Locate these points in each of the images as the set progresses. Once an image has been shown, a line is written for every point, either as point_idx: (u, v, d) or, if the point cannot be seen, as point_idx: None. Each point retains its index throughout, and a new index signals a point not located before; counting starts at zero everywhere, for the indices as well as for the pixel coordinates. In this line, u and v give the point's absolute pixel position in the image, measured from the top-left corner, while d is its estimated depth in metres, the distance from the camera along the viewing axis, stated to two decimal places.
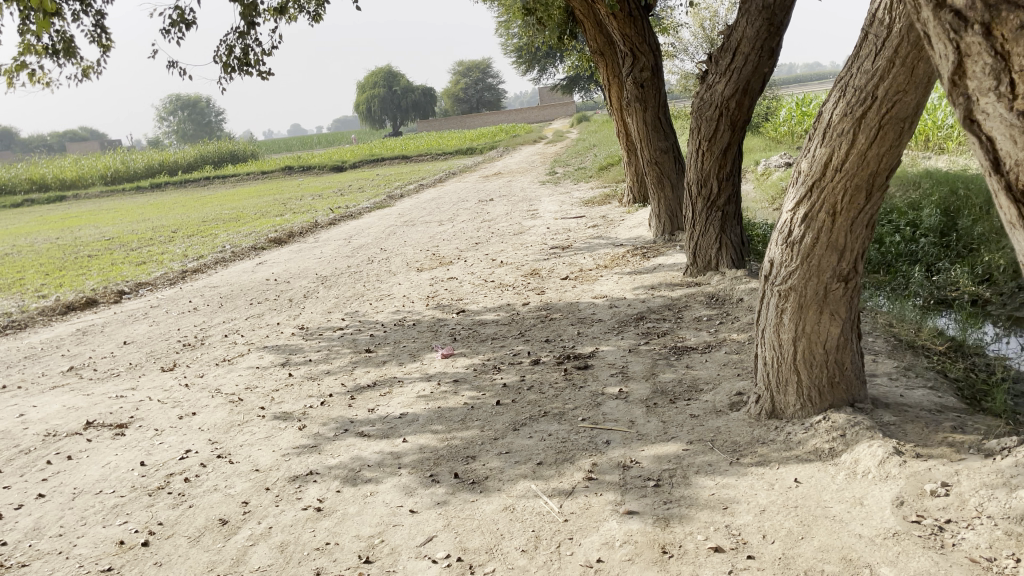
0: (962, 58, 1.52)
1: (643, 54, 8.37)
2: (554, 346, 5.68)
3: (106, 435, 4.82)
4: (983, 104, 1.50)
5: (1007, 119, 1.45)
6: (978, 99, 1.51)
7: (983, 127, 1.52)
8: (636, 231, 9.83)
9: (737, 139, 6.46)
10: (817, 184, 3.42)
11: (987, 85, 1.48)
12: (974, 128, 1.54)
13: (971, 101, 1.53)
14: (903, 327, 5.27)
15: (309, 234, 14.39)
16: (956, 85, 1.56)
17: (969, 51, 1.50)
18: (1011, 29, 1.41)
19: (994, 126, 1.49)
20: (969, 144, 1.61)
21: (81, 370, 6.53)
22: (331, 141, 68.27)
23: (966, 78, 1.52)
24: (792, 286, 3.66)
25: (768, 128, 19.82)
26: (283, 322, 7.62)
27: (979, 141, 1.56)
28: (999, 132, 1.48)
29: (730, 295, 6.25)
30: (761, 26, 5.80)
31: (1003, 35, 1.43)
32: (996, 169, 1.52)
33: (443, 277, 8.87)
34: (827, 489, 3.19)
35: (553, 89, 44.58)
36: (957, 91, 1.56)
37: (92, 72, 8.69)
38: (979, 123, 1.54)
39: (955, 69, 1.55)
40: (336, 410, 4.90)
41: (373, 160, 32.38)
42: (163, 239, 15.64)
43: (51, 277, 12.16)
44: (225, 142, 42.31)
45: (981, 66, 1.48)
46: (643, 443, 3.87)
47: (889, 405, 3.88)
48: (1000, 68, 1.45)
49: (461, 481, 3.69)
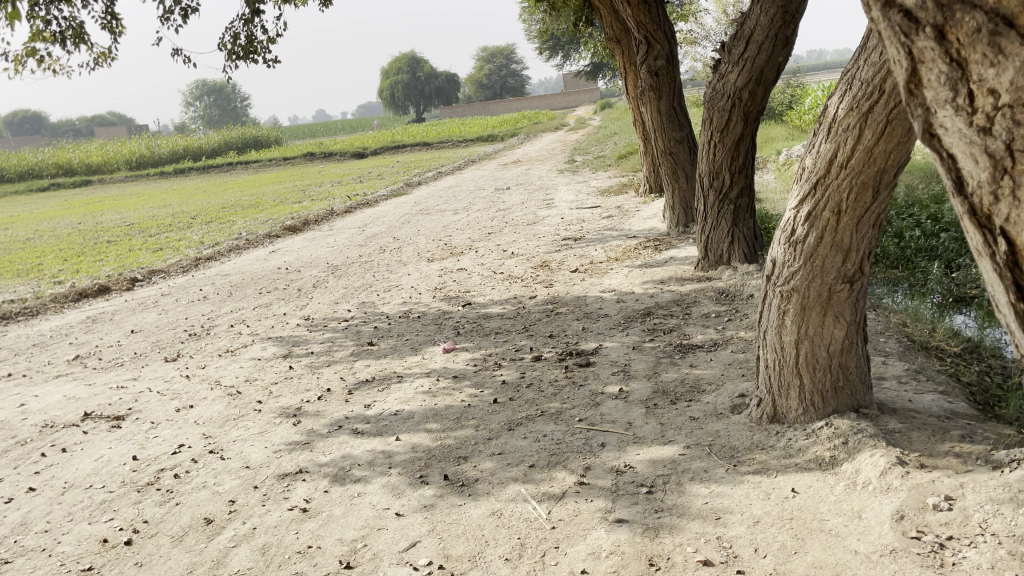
0: (915, 64, 1.31)
1: (658, 41, 8.18)
2: (558, 342, 5.58)
3: (102, 427, 4.79)
4: (940, 117, 1.31)
5: (967, 134, 1.27)
6: (935, 111, 1.31)
7: (944, 143, 1.33)
8: (651, 222, 9.68)
9: (750, 130, 6.29)
10: (821, 181, 3.27)
11: (943, 96, 1.29)
12: (934, 144, 1.35)
13: (929, 112, 1.33)
14: (916, 326, 5.10)
15: (324, 222, 14.35)
16: (913, 95, 1.35)
17: (922, 57, 1.29)
18: (967, 32, 1.21)
19: (954, 143, 1.30)
20: (936, 163, 1.40)
21: (86, 360, 6.53)
22: (354, 127, 68.45)
23: (922, 87, 1.32)
24: (795, 287, 3.52)
25: (792, 115, 19.47)
26: (289, 312, 7.58)
27: (942, 158, 1.36)
28: (960, 150, 1.30)
29: (740, 291, 6.11)
30: (775, 13, 5.59)
31: (958, 39, 1.22)
32: (960, 189, 1.33)
33: (453, 268, 8.79)
34: (824, 500, 3.07)
35: (576, 76, 44.17)
36: (913, 101, 1.36)
37: (100, 59, 8.65)
38: (940, 137, 1.35)
39: (910, 76, 1.34)
40: (333, 406, 4.83)
41: (393, 146, 32.30)
42: (181, 226, 15.70)
43: (69, 263, 12.25)
44: (249, 129, 42.46)
45: (936, 75, 1.28)
46: (640, 446, 3.77)
47: (896, 410, 3.74)
48: (957, 77, 1.25)
49: (450, 484, 3.60)
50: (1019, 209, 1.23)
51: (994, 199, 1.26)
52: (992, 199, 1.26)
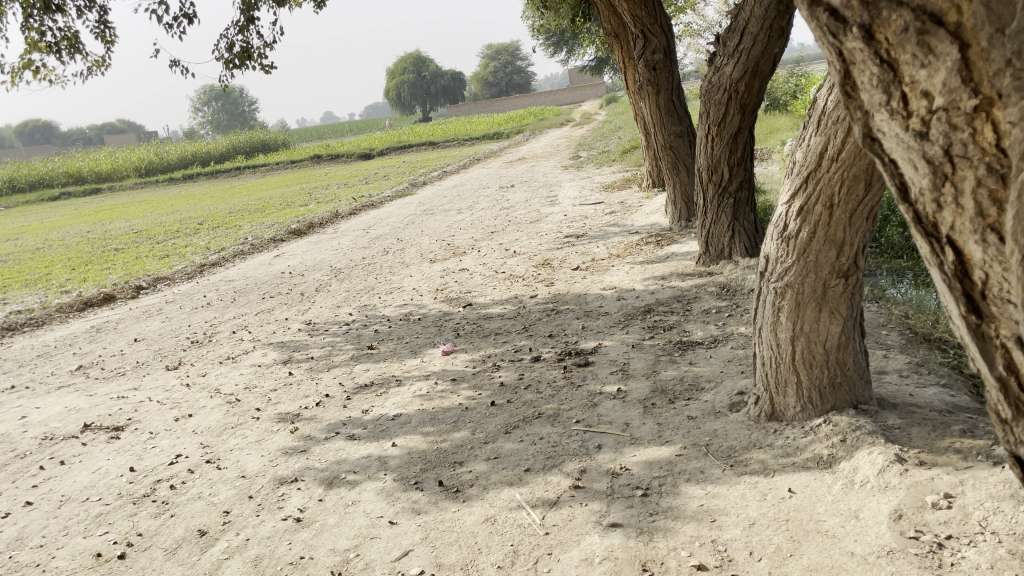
0: (849, 66, 1.40)
1: (654, 35, 8.09)
2: (557, 341, 5.53)
3: (101, 439, 4.79)
4: (878, 121, 1.40)
5: (905, 139, 1.36)
6: (873, 115, 1.40)
7: (884, 147, 1.42)
8: (653, 217, 9.61)
9: (748, 123, 6.22)
10: (812, 174, 3.22)
11: (879, 99, 1.37)
12: (875, 148, 1.44)
13: (868, 116, 1.42)
14: (919, 317, 5.02)
15: (329, 224, 14.34)
16: (850, 98, 1.44)
17: (853, 59, 1.37)
18: (895, 31, 1.28)
19: (893, 148, 1.40)
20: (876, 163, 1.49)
21: (89, 370, 6.53)
22: (361, 128, 68.51)
23: (857, 90, 1.40)
24: (789, 282, 3.46)
25: (797, 105, 19.35)
26: (291, 317, 7.57)
27: (885, 163, 1.46)
28: (900, 154, 1.39)
29: (741, 285, 6.05)
30: (769, 4, 5.48)
31: (887, 39, 1.29)
32: (905, 197, 1.43)
33: (455, 268, 8.75)
34: (822, 500, 3.01)
35: (580, 71, 44.02)
36: (852, 103, 1.44)
37: (95, 67, 8.66)
38: (880, 141, 1.44)
39: (844, 78, 1.43)
40: (331, 411, 4.81)
41: (399, 145, 32.29)
42: (189, 231, 15.74)
43: (76, 272, 12.28)
44: (256, 132, 42.54)
45: (869, 76, 1.36)
46: (636, 447, 3.73)
47: (897, 405, 3.67)
48: (890, 80, 1.33)
49: (444, 490, 3.57)
50: (962, 218, 1.33)
51: (937, 208, 1.37)
52: (935, 206, 1.37)
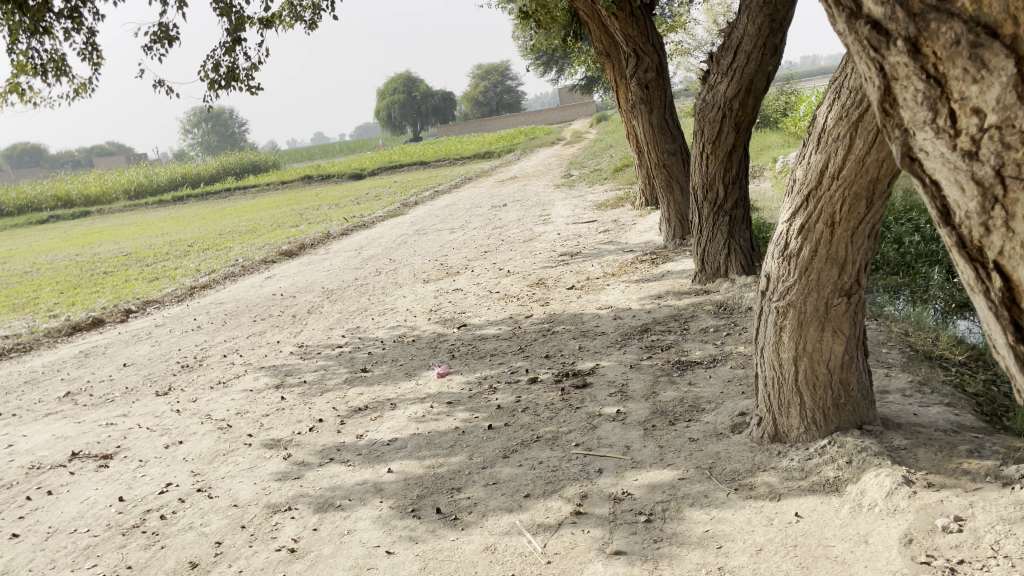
0: (890, 82, 1.30)
1: (646, 54, 8.12)
2: (554, 362, 5.46)
3: (89, 467, 4.69)
4: (919, 140, 1.30)
5: (950, 159, 1.26)
6: (914, 134, 1.31)
7: (925, 167, 1.32)
8: (647, 236, 9.58)
9: (742, 140, 6.21)
10: (814, 192, 3.19)
11: (921, 117, 1.28)
12: (914, 169, 1.35)
13: (907, 134, 1.33)
14: (919, 335, 4.99)
15: (321, 245, 14.27)
16: (889, 116, 1.35)
17: (895, 75, 1.28)
18: (946, 43, 1.18)
19: (936, 168, 1.29)
20: (916, 185, 1.39)
21: (77, 396, 6.41)
22: (351, 148, 68.60)
23: (898, 107, 1.31)
24: (790, 301, 3.41)
25: (787, 123, 19.53)
26: (283, 340, 7.48)
27: (924, 184, 1.36)
28: (943, 175, 1.29)
29: (739, 304, 6.00)
30: (762, 22, 5.53)
31: (935, 52, 1.20)
32: (947, 220, 1.33)
33: (449, 288, 8.69)
34: (829, 524, 2.94)
35: (570, 91, 44.24)
36: (890, 122, 1.36)
37: (81, 89, 8.60)
38: (919, 162, 1.35)
39: (883, 95, 1.34)
40: (325, 436, 4.72)
41: (390, 166, 32.30)
42: (179, 254, 15.62)
43: (65, 295, 12.13)
44: (247, 154, 42.50)
45: (912, 93, 1.27)
46: (637, 470, 3.66)
47: (901, 425, 3.62)
48: (936, 96, 1.23)
49: (442, 517, 3.48)
50: (1012, 243, 1.22)
51: (985, 232, 1.25)
52: (982, 232, 1.26)
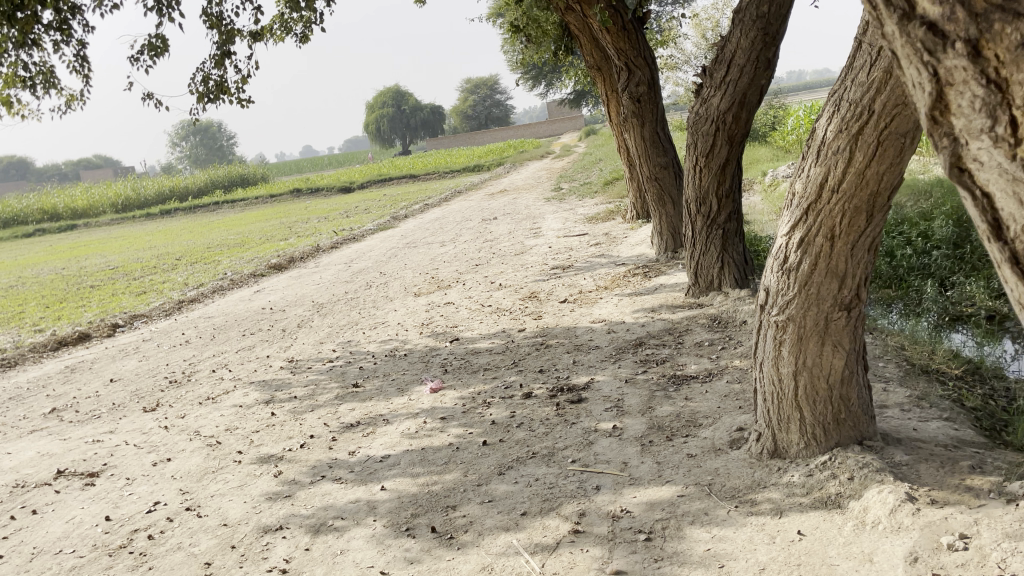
0: (943, 88, 1.33)
1: (638, 68, 8.12)
2: (548, 376, 5.41)
3: (75, 486, 4.59)
4: (974, 149, 1.31)
5: (1006, 170, 1.27)
6: (967, 143, 1.32)
7: (977, 179, 1.33)
8: (639, 249, 9.57)
9: (736, 154, 6.20)
10: (813, 206, 3.17)
11: (978, 124, 1.29)
12: (964, 179, 1.36)
13: (958, 143, 1.34)
14: (915, 349, 4.97)
15: (310, 258, 14.18)
16: (937, 123, 1.37)
17: (952, 79, 1.31)
18: (1008, 47, 1.22)
19: (990, 180, 1.30)
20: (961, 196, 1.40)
21: (63, 413, 6.31)
22: (340, 161, 68.54)
23: (950, 113, 1.33)
24: (790, 315, 3.38)
25: (775, 137, 19.68)
26: (273, 354, 7.40)
27: (973, 196, 1.37)
28: (997, 187, 1.29)
29: (733, 317, 5.97)
30: (756, 35, 5.55)
31: (998, 55, 1.23)
32: (997, 234, 1.33)
33: (440, 302, 8.64)
34: (833, 543, 2.90)
35: (559, 105, 44.37)
36: (938, 130, 1.38)
37: (70, 101, 8.53)
38: (969, 172, 1.36)
39: (934, 102, 1.36)
40: (316, 453, 4.64)
41: (379, 179, 32.25)
42: (166, 267, 15.49)
43: (50, 310, 11.99)
44: (235, 168, 42.36)
45: (969, 98, 1.29)
46: (636, 487, 3.60)
47: (901, 440, 3.59)
48: (996, 102, 1.26)
49: (438, 536, 3.42)
50: None
51: None
52: None
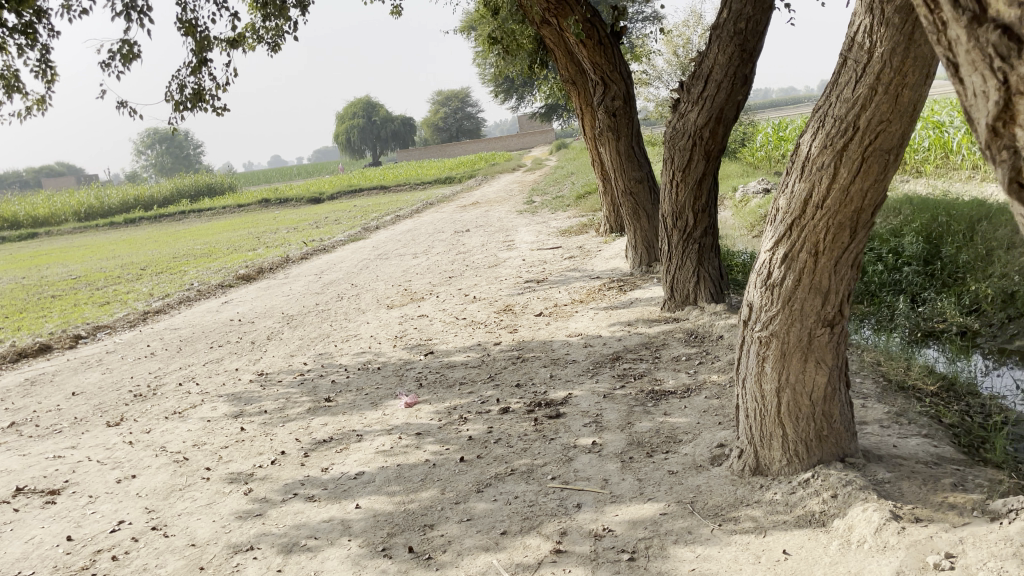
0: (1013, 96, 1.38)
1: (614, 82, 8.12)
2: (525, 391, 5.34)
3: (35, 504, 4.41)
4: None
5: None
6: None
7: None
8: (613, 263, 9.56)
9: (712, 169, 6.20)
10: (797, 222, 3.16)
11: None
12: None
13: (1018, 155, 1.40)
14: (891, 365, 4.99)
15: (279, 269, 13.97)
16: (998, 134, 1.43)
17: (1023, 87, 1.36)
18: None
19: None
20: (1013, 213, 1.47)
21: (22, 427, 6.09)
22: (310, 172, 68.07)
23: (1017, 122, 1.38)
24: (773, 332, 3.35)
25: (744, 153, 19.91)
26: (242, 367, 7.23)
27: None
28: None
29: (709, 332, 5.96)
30: (733, 52, 5.59)
31: None
32: None
33: (413, 314, 8.53)
34: (818, 562, 2.87)
35: (530, 118, 44.49)
36: (998, 143, 1.44)
37: (36, 107, 8.31)
38: None
39: (1000, 111, 1.41)
40: (288, 470, 4.52)
41: (350, 190, 32.01)
42: (131, 277, 15.16)
43: (10, 320, 11.64)
44: (202, 177, 41.79)
45: None
46: (617, 505, 3.55)
47: (883, 457, 3.58)
48: None
49: (415, 556, 3.33)
50: None
51: None
52: None
